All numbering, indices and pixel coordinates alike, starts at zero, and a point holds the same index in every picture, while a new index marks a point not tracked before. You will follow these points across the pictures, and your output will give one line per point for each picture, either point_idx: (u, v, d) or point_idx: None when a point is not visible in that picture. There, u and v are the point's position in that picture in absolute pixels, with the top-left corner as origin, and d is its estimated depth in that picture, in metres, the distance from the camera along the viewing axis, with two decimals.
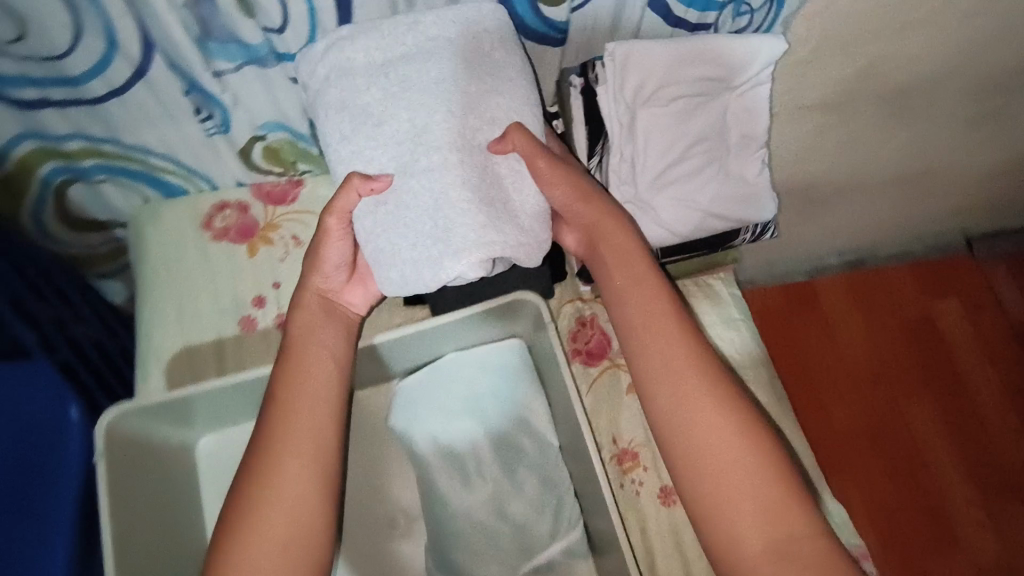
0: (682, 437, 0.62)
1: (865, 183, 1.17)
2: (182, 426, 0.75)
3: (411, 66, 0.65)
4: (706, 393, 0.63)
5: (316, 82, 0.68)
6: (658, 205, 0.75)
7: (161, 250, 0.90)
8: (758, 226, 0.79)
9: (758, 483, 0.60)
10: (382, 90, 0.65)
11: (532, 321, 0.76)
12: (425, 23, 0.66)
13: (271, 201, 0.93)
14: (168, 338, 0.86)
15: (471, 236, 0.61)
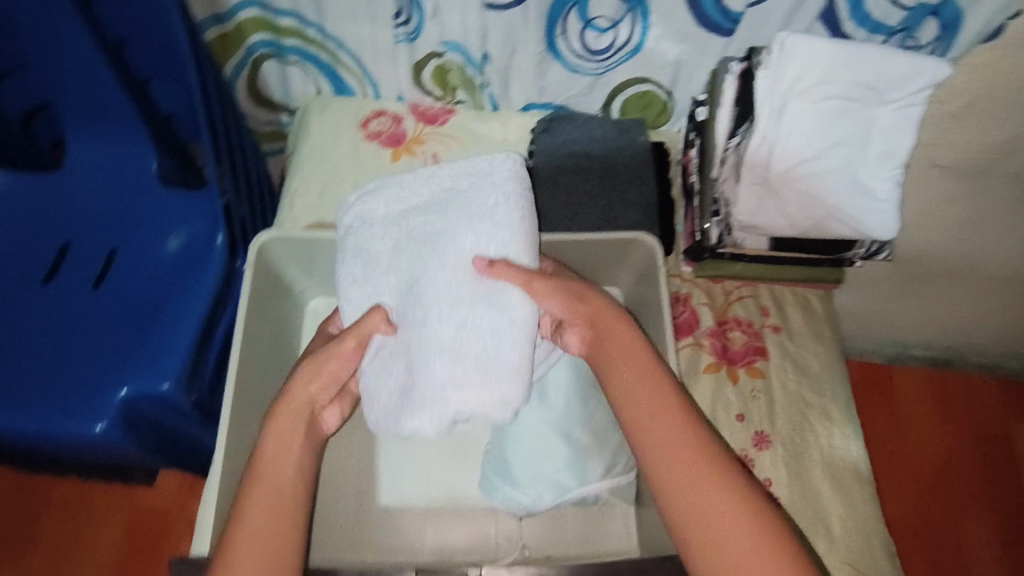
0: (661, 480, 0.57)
1: (971, 277, 1.10)
2: (303, 274, 0.81)
3: (425, 222, 0.71)
4: (680, 429, 0.58)
5: (350, 236, 0.73)
6: (785, 194, 0.79)
7: (320, 135, 1.00)
8: (875, 244, 0.82)
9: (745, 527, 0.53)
10: (392, 240, 0.71)
11: (638, 268, 0.80)
12: (471, 160, 0.72)
13: (423, 120, 1.02)
14: (306, 208, 0.95)
15: (440, 386, 0.64)
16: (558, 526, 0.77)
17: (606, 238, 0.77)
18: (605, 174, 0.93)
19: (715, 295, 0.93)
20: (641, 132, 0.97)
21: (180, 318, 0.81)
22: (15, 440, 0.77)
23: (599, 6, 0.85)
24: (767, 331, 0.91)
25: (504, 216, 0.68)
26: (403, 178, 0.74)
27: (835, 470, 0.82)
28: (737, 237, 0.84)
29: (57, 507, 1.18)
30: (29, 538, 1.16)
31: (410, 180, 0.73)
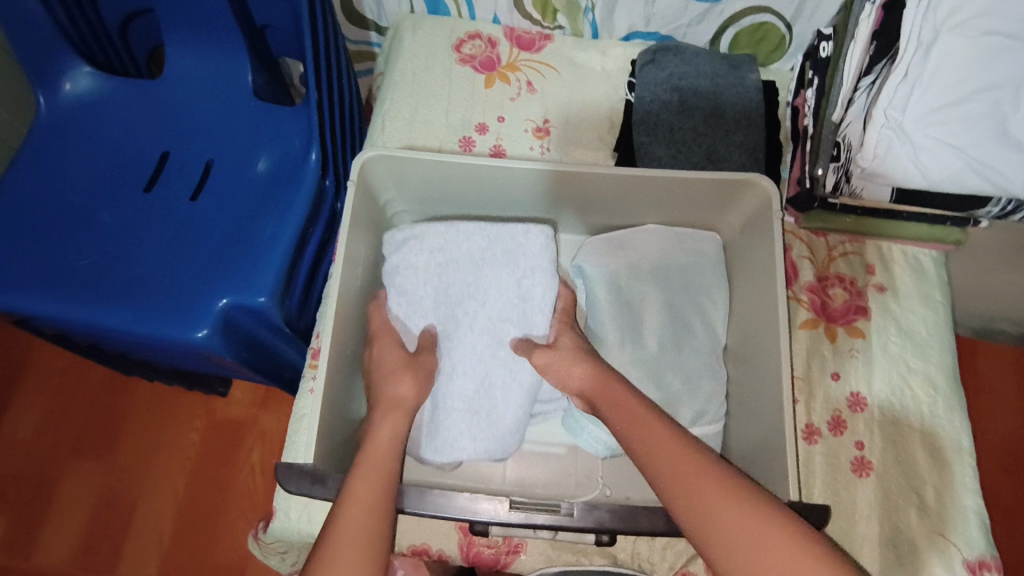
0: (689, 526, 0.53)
1: None
2: (399, 198, 0.80)
3: (463, 275, 0.77)
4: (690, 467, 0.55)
5: (399, 276, 0.76)
6: (919, 140, 0.72)
7: (413, 56, 0.97)
8: (1011, 202, 0.74)
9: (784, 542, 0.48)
10: (437, 262, 0.77)
11: (747, 214, 0.77)
12: (498, 229, 0.77)
13: (519, 45, 0.98)
14: (396, 131, 0.93)
15: (456, 435, 0.73)
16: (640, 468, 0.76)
17: (721, 176, 0.74)
18: (712, 111, 0.88)
19: (818, 248, 0.88)
20: (752, 70, 0.91)
21: (275, 233, 0.82)
22: (119, 342, 0.79)
23: None
24: (870, 290, 0.85)
25: (533, 294, 0.76)
26: (445, 228, 0.77)
27: (932, 440, 0.78)
28: (855, 186, 0.77)
29: (143, 407, 1.25)
30: (119, 432, 1.23)
31: (457, 231, 0.77)
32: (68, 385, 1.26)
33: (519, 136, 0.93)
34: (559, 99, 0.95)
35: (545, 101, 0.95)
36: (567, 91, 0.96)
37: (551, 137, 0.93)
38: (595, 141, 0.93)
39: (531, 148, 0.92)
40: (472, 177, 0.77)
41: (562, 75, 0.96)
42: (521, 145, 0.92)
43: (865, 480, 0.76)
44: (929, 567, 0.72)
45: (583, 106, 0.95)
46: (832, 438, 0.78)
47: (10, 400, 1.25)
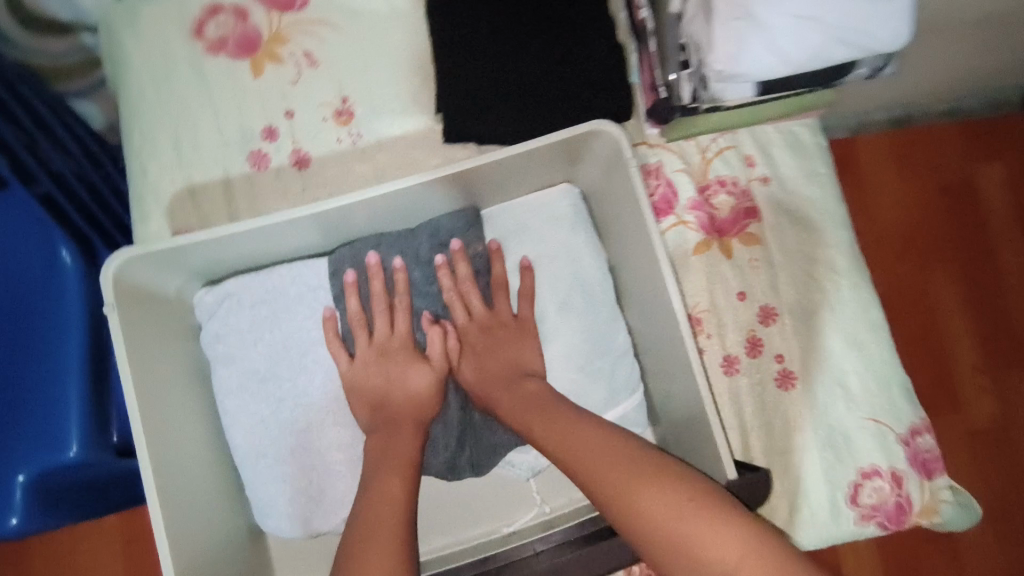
0: (583, 475, 0.55)
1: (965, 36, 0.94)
2: (187, 275, 0.63)
3: (277, 326, 0.66)
4: (602, 444, 0.56)
5: (217, 351, 0.65)
6: (772, 24, 0.60)
7: (146, 62, 0.74)
8: (881, 59, 0.64)
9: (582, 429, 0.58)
10: (245, 318, 0.65)
11: (599, 163, 0.66)
12: (302, 267, 0.66)
13: (277, 7, 0.76)
14: (164, 172, 0.72)
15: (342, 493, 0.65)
16: None
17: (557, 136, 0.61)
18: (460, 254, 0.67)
19: (690, 154, 0.77)
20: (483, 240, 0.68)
21: (59, 372, 0.66)
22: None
23: None
24: (755, 185, 0.77)
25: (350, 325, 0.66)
26: (237, 283, 0.65)
27: (847, 324, 0.75)
28: (714, 91, 0.65)
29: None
30: None
31: (264, 282, 0.65)
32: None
33: (317, 129, 0.75)
34: (351, 66, 0.76)
35: (335, 73, 0.76)
36: (357, 50, 0.77)
37: (357, 118, 0.75)
38: (411, 104, 0.76)
39: (338, 138, 0.75)
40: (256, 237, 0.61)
41: (345, 32, 0.76)
42: (324, 140, 0.75)
43: (791, 392, 0.74)
44: (866, 455, 0.73)
45: (383, 65, 0.76)
46: (751, 361, 0.74)
47: None
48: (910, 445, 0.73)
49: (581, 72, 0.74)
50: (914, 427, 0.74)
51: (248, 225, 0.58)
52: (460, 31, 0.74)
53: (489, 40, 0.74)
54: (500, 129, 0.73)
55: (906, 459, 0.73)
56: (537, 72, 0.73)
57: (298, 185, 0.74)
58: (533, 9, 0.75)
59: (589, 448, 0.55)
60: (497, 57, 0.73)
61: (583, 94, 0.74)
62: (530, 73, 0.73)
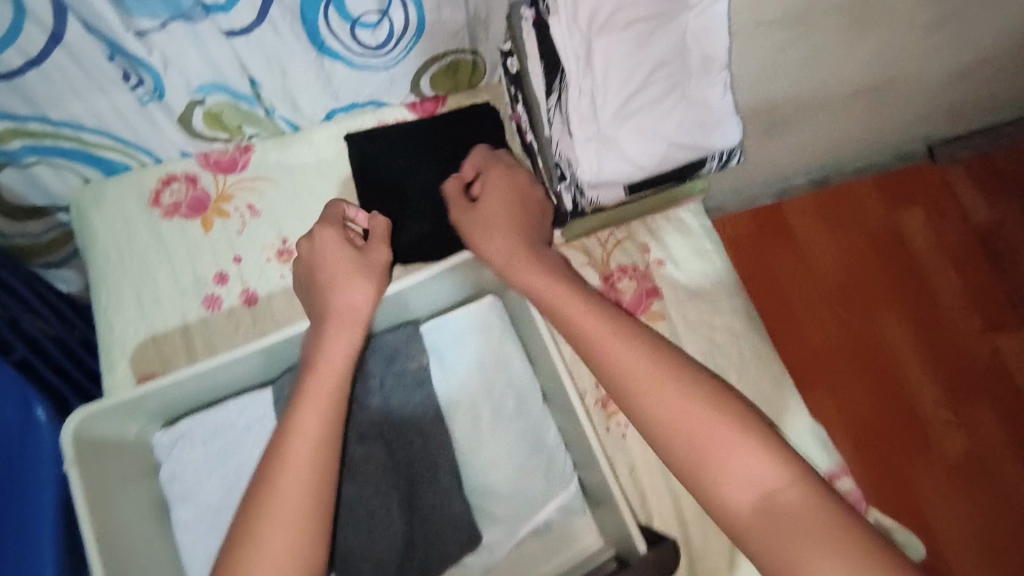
0: (646, 421, 0.55)
1: (826, 99, 1.09)
2: (147, 417, 0.71)
3: (229, 458, 0.72)
4: (654, 369, 0.56)
5: (175, 486, 0.71)
6: (622, 139, 0.72)
7: (110, 232, 0.86)
8: (725, 153, 0.77)
9: (627, 343, 0.58)
10: (200, 452, 0.72)
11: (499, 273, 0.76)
12: (248, 400, 0.73)
13: (221, 171, 0.88)
14: (129, 325, 0.82)
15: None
16: (523, 549, 0.75)
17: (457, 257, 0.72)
18: (391, 368, 0.74)
19: (593, 249, 0.87)
20: (413, 356, 0.74)
21: (35, 520, 0.71)
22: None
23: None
24: (653, 268, 0.87)
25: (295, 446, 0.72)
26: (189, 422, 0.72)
27: (754, 380, 0.83)
28: (590, 197, 0.76)
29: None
30: None
31: (214, 416, 0.73)
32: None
33: (263, 269, 0.86)
34: (289, 211, 0.88)
35: (275, 220, 0.88)
36: (293, 198, 0.89)
37: (296, 255, 0.86)
38: None
39: (281, 275, 0.85)
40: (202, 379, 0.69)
41: (281, 184, 0.89)
42: (269, 278, 0.85)
43: None
44: None
45: (316, 209, 0.88)
46: None
47: None
48: None
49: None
50: (832, 471, 0.79)
51: (192, 368, 0.67)
52: (380, 175, 0.88)
53: (403, 181, 0.87)
54: (418, 252, 0.86)
55: None
56: (445, 201, 0.87)
57: (249, 321, 0.84)
58: (438, 149, 0.89)
59: (614, 363, 0.57)
60: (410, 193, 0.87)
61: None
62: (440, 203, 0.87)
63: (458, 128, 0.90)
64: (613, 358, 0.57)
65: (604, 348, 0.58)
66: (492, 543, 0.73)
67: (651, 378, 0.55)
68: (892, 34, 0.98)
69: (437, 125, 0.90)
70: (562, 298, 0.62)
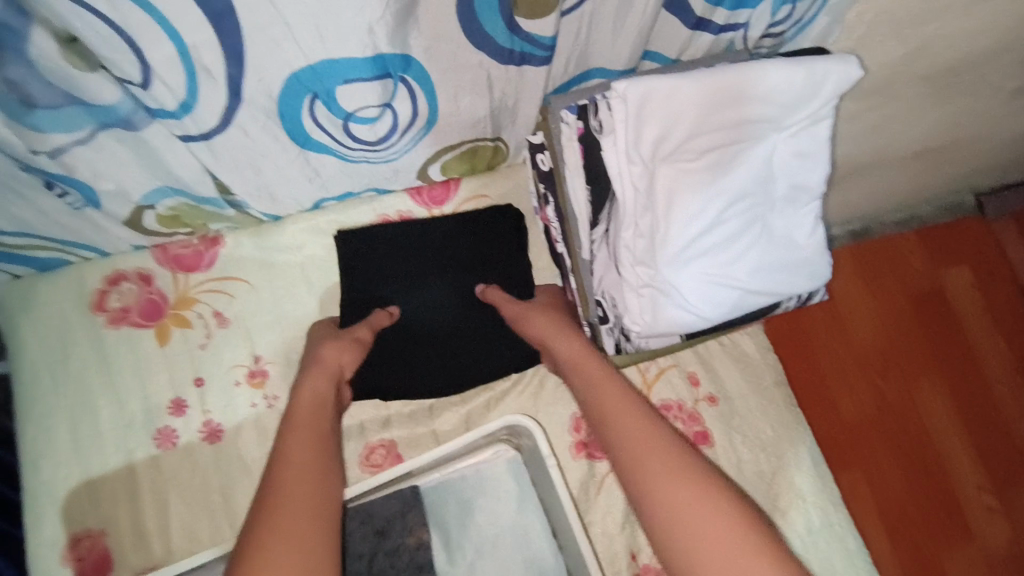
0: (656, 531, 0.42)
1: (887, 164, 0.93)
2: None
3: None
4: (677, 464, 0.44)
5: None
6: (683, 286, 0.56)
7: (43, 344, 0.70)
8: (807, 291, 0.61)
9: (664, 444, 0.46)
10: None
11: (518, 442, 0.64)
12: None
13: (182, 269, 0.73)
14: (61, 466, 0.67)
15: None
16: None
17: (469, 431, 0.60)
18: (381, 544, 0.59)
19: (632, 382, 0.72)
20: (409, 531, 0.60)
21: None
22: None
23: (355, 97, 0.54)
24: (703, 406, 0.72)
25: None
26: None
27: (819, 552, 0.69)
28: (638, 343, 0.61)
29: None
30: None
31: None
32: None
33: (230, 396, 0.70)
34: (265, 322, 0.73)
35: (248, 332, 0.72)
36: (270, 304, 0.73)
37: (272, 378, 0.71)
38: None
39: (252, 403, 0.70)
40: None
41: (256, 286, 0.73)
42: (237, 406, 0.70)
43: None
44: None
45: (299, 319, 0.73)
46: None
47: None
48: None
49: (491, 325, 0.72)
50: None
51: None
52: (370, 288, 0.72)
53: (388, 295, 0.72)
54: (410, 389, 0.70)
55: None
56: (447, 328, 0.72)
57: (211, 460, 0.69)
58: (445, 262, 0.74)
59: (652, 478, 0.44)
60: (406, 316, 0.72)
61: (494, 348, 0.71)
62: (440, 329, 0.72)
63: (471, 237, 0.74)
64: (634, 456, 0.46)
65: (629, 432, 0.48)
66: None
67: (677, 476, 0.44)
68: (990, 94, 0.82)
69: (446, 232, 0.74)
70: (613, 397, 0.51)
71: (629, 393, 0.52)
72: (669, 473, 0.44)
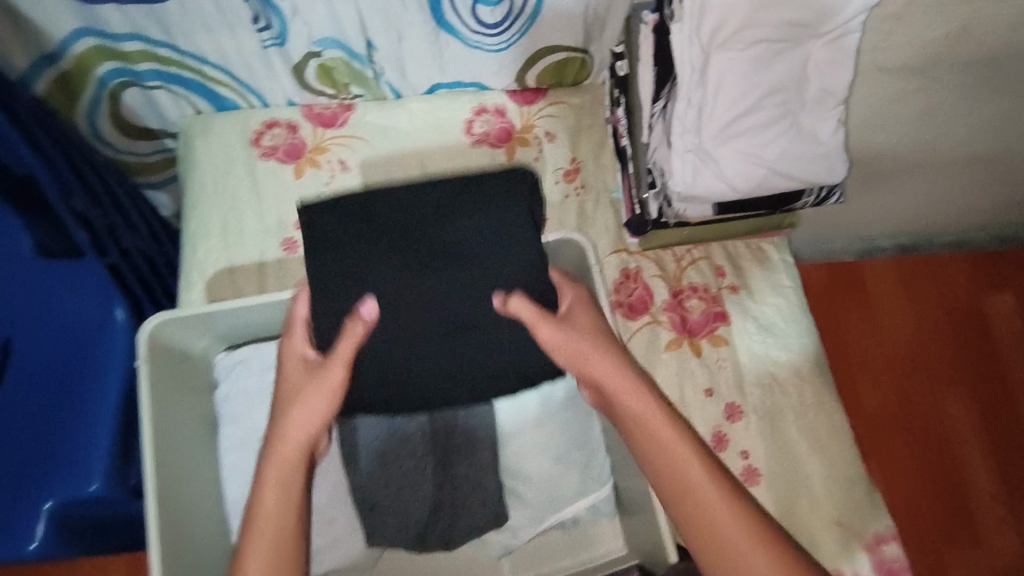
0: (698, 539, 0.60)
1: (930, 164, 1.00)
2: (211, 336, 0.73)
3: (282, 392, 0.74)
4: (728, 526, 0.59)
5: (226, 407, 0.74)
6: (721, 156, 0.70)
7: (209, 162, 0.89)
8: (824, 189, 0.75)
9: (716, 502, 0.60)
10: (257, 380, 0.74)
11: (573, 265, 0.74)
12: None
13: (321, 124, 0.91)
14: (210, 252, 0.86)
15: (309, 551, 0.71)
16: (545, 542, 0.76)
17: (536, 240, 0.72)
18: None
19: (666, 263, 0.87)
20: None
21: (94, 414, 0.75)
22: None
23: None
24: (725, 293, 0.85)
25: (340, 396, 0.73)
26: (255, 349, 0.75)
27: (809, 424, 0.80)
28: (677, 209, 0.76)
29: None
30: None
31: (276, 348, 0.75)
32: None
33: None
34: (379, 174, 0.90)
35: (363, 178, 0.90)
36: (384, 161, 0.91)
37: None
38: None
39: None
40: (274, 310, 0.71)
41: (374, 145, 0.91)
42: None
43: (756, 488, 0.78)
44: (829, 557, 0.75)
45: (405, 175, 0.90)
46: (716, 455, 0.79)
47: None
48: (875, 552, 0.75)
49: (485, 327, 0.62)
50: (879, 535, 0.76)
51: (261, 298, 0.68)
52: (344, 265, 0.60)
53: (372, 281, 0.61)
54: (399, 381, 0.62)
55: (871, 566, 0.75)
56: (445, 316, 0.61)
57: None
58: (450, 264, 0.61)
59: (708, 497, 0.60)
60: (390, 270, 0.61)
61: (496, 388, 0.64)
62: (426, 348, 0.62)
63: (466, 212, 0.62)
64: (682, 491, 0.61)
65: (683, 478, 0.61)
66: (517, 527, 0.74)
67: (718, 540, 0.59)
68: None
69: (451, 194, 0.63)
70: (664, 441, 0.62)
71: (668, 424, 0.63)
72: (721, 519, 0.60)
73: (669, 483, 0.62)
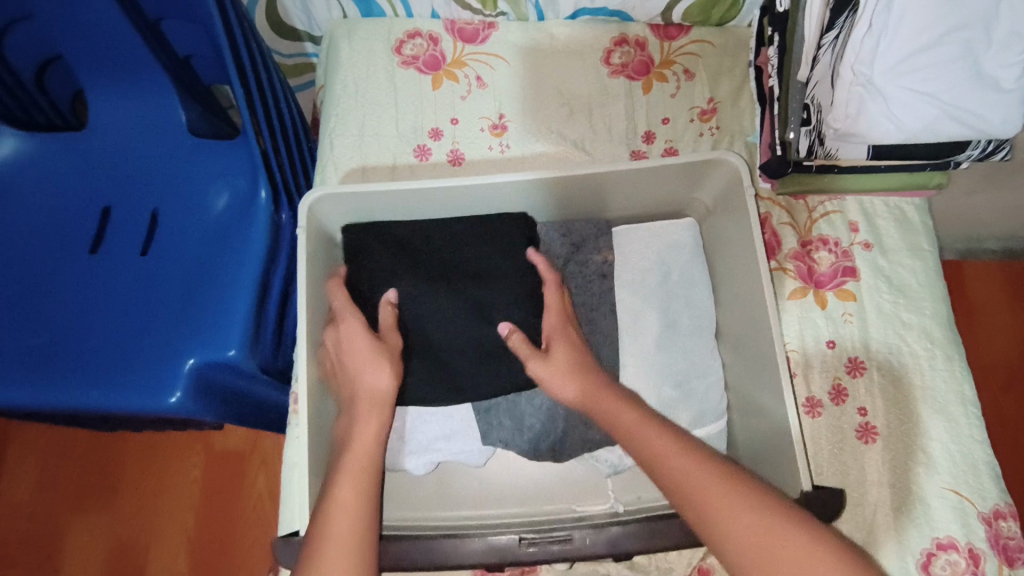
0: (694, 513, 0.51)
1: None
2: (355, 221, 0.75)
3: None
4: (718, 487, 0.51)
5: None
6: (890, 93, 0.68)
7: (351, 65, 0.91)
8: (993, 142, 0.71)
9: (705, 467, 0.53)
10: None
11: (718, 190, 0.75)
12: None
13: (462, 39, 0.92)
14: (347, 149, 0.88)
15: (433, 438, 0.72)
16: None
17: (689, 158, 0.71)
18: (574, 254, 0.75)
19: (798, 213, 0.85)
20: (598, 250, 0.75)
21: (237, 285, 0.78)
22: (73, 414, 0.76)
23: None
24: (857, 248, 0.83)
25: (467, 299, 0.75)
26: None
27: (936, 390, 0.76)
28: (829, 148, 0.74)
29: (139, 456, 1.16)
30: (132, 480, 1.15)
31: None
32: (30, 434, 1.18)
33: (475, 136, 0.89)
34: (513, 93, 0.90)
35: (498, 96, 0.90)
36: (519, 80, 0.91)
37: (509, 132, 0.89)
38: (555, 131, 0.89)
39: (490, 147, 0.88)
40: (418, 201, 0.73)
41: (512, 65, 0.91)
42: (479, 145, 0.88)
43: (871, 446, 0.74)
44: (943, 524, 0.71)
45: (539, 96, 0.90)
46: (834, 408, 0.76)
47: (12, 460, 1.16)
48: (991, 525, 0.70)
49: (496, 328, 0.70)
50: (997, 509, 0.71)
51: (411, 185, 0.70)
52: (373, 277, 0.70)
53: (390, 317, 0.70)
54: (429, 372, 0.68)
55: (987, 540, 0.70)
56: (460, 343, 0.69)
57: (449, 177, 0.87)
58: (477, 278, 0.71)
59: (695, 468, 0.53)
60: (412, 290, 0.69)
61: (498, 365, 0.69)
62: (449, 311, 0.69)
63: (476, 246, 0.71)
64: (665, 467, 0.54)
65: (657, 454, 0.55)
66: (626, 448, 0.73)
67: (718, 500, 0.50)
68: None
69: (451, 233, 0.72)
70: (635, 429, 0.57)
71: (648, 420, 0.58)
72: (708, 478, 0.52)
73: (646, 456, 0.56)
